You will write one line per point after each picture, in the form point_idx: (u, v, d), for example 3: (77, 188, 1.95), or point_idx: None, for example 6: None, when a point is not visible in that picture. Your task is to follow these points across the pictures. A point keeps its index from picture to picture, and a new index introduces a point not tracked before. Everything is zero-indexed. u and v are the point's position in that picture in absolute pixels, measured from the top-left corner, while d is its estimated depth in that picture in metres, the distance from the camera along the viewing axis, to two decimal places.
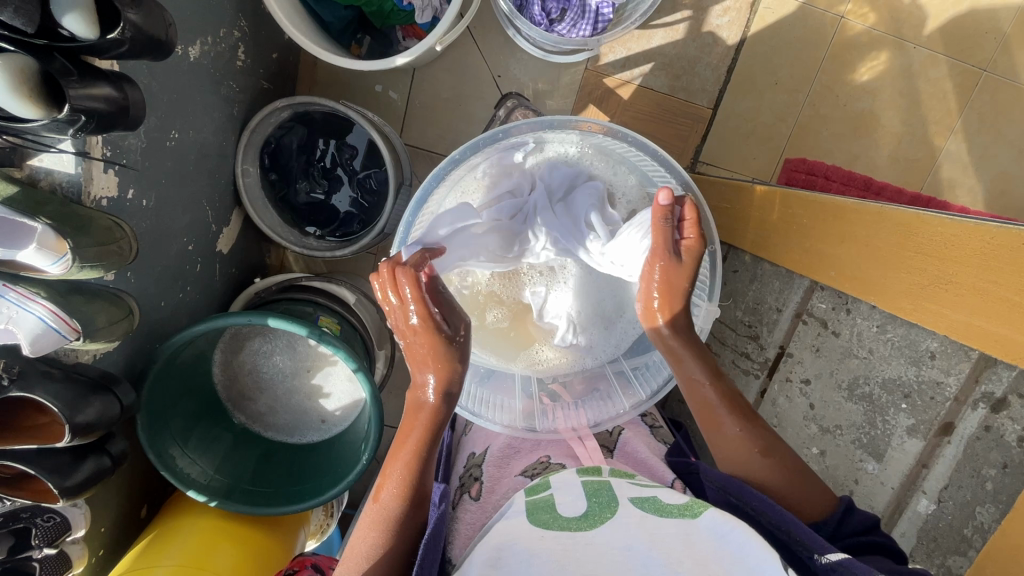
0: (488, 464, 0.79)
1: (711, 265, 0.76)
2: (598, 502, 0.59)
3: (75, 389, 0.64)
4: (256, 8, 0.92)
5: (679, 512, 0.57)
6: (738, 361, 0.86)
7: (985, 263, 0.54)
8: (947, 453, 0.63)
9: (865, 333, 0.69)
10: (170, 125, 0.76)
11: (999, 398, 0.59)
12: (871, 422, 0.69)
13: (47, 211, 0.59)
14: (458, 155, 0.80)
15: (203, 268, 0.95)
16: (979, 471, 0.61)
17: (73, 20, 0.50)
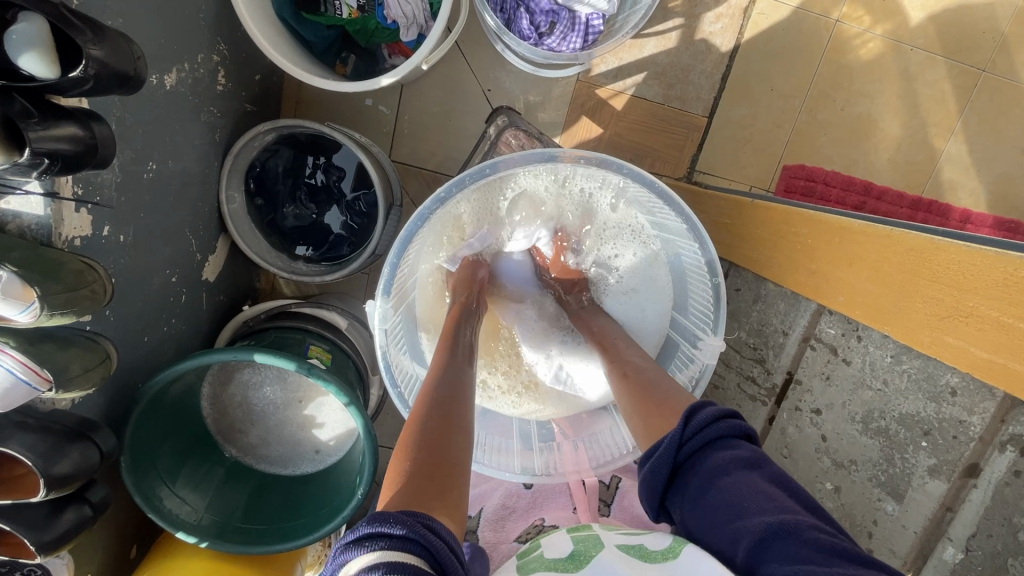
0: (483, 528, 0.79)
1: (715, 301, 0.76)
2: (585, 550, 0.60)
3: (51, 440, 0.61)
4: (236, 30, 0.89)
5: (661, 556, 0.56)
6: (744, 385, 0.83)
7: (1004, 294, 0.51)
8: (974, 497, 0.61)
9: (879, 363, 0.66)
10: (148, 157, 0.73)
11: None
12: (890, 459, 0.66)
13: (14, 256, 0.55)
14: (444, 194, 0.76)
15: (188, 299, 0.92)
16: (1011, 519, 0.58)
17: (31, 60, 0.48)
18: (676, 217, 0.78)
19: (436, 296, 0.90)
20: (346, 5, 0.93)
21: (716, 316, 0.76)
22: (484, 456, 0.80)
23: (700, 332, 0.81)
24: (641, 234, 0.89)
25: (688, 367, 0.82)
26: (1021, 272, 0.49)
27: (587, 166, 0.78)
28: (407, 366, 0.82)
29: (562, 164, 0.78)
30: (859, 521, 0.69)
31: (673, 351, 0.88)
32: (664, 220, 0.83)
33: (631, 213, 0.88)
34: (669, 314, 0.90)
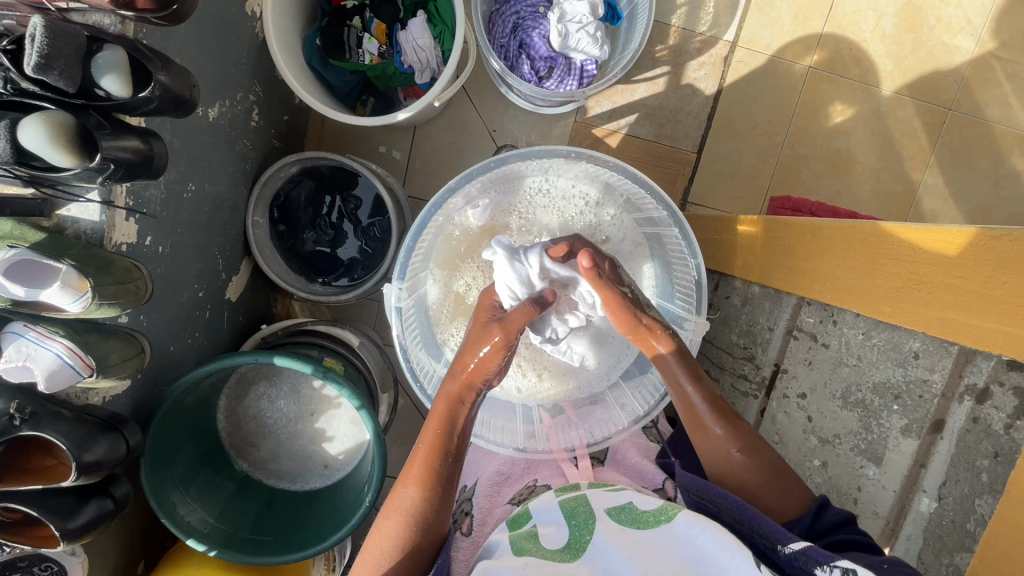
0: (478, 496, 0.76)
1: (698, 280, 0.84)
2: (578, 525, 0.58)
3: (84, 428, 0.66)
4: (271, 75, 1.01)
5: (654, 519, 0.57)
6: (738, 383, 0.87)
7: (950, 261, 0.56)
8: (941, 449, 0.62)
9: (853, 340, 0.70)
10: (188, 178, 0.82)
11: (981, 389, 0.59)
12: (867, 427, 0.69)
13: (72, 253, 0.62)
14: (454, 185, 0.84)
15: (211, 315, 0.98)
16: (974, 463, 0.59)
17: (111, 81, 0.56)
18: (660, 208, 0.85)
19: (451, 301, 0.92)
20: (368, 53, 1.02)
21: (699, 297, 0.84)
22: (483, 431, 0.82)
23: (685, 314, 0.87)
24: (626, 227, 0.92)
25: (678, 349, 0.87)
26: (963, 239, 0.55)
27: (581, 163, 0.86)
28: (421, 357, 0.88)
29: (558, 159, 0.86)
30: (845, 492, 0.71)
31: None
32: (648, 213, 0.89)
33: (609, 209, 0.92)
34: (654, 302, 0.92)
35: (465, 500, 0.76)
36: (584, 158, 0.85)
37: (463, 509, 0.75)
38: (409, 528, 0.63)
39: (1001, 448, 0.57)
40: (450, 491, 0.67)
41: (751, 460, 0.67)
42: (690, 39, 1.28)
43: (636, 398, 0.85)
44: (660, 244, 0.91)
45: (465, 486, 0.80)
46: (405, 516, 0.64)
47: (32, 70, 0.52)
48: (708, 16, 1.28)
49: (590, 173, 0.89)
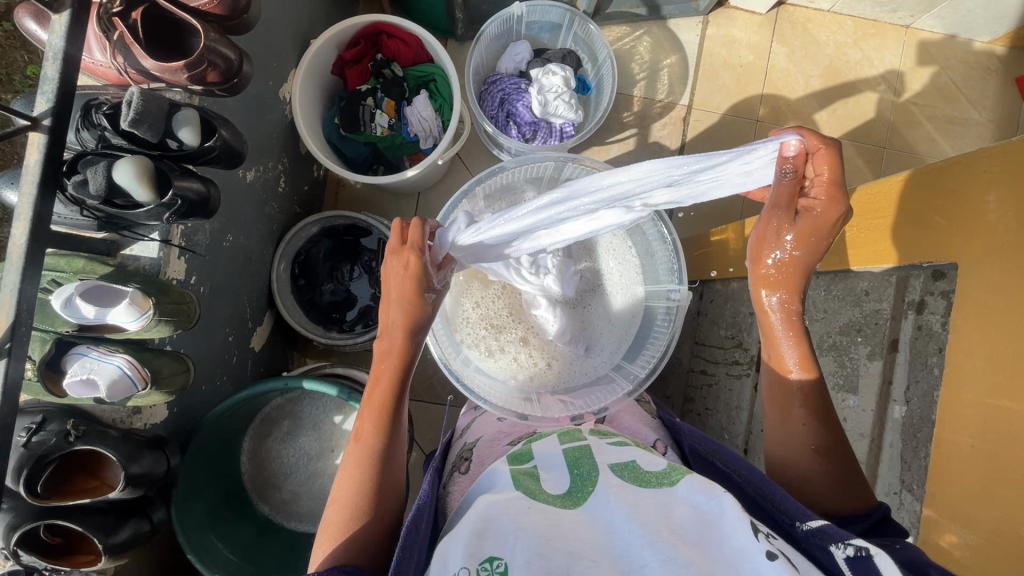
0: (479, 445, 0.73)
1: (676, 252, 0.85)
2: (580, 474, 0.60)
3: (131, 444, 0.72)
4: (296, 150, 1.17)
5: (657, 480, 0.58)
6: (731, 370, 0.86)
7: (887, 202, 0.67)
8: (901, 360, 0.65)
9: (817, 298, 0.79)
10: (227, 230, 0.94)
11: (919, 300, 0.63)
12: (842, 364, 0.73)
13: (136, 280, 0.72)
14: (467, 188, 0.94)
15: (237, 360, 1.05)
16: (926, 362, 0.61)
17: (187, 132, 0.70)
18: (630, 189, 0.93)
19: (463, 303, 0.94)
20: (380, 125, 1.18)
21: (679, 265, 0.85)
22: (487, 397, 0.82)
23: (671, 283, 0.87)
24: None
25: (665, 320, 0.88)
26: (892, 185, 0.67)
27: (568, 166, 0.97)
28: (457, 363, 0.86)
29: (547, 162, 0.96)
30: None
31: (647, 314, 0.92)
32: None
33: None
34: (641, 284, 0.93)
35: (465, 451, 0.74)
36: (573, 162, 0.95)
37: (463, 455, 0.74)
38: (369, 475, 0.61)
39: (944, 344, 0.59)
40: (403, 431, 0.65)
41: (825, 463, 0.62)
42: (652, 106, 1.50)
43: (634, 365, 0.88)
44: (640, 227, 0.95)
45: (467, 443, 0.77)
46: (362, 464, 0.61)
47: (128, 123, 0.65)
48: (664, 86, 1.50)
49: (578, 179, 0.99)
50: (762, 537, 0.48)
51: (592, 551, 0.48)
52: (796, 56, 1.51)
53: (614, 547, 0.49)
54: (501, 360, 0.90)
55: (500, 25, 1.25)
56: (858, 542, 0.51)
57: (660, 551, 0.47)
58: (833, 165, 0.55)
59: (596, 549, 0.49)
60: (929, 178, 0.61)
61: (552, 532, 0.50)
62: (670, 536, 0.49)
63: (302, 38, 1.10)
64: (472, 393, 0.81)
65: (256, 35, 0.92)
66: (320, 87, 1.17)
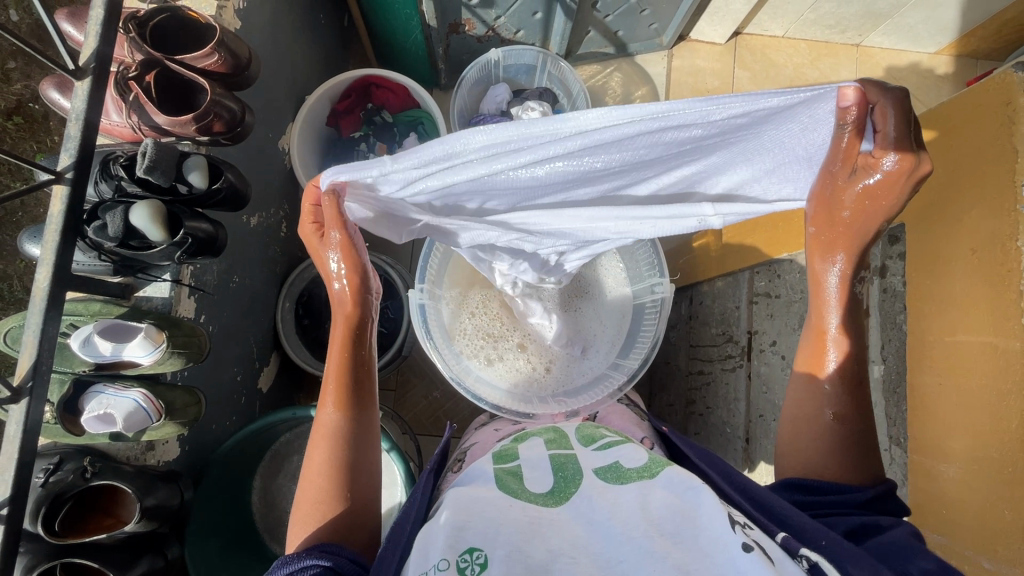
0: (473, 447, 0.81)
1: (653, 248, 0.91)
2: (564, 477, 0.61)
3: (146, 478, 0.73)
4: (296, 197, 1.24)
5: (639, 475, 0.59)
6: (725, 363, 0.88)
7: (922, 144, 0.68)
8: (873, 323, 0.71)
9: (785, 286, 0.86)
10: (234, 271, 0.99)
11: (881, 266, 0.72)
12: None
13: (150, 317, 0.76)
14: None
15: (245, 400, 1.07)
16: (896, 322, 0.68)
17: (195, 175, 0.76)
18: None
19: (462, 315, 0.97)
20: None
21: (659, 261, 0.91)
22: (490, 399, 0.86)
23: (654, 278, 0.92)
24: None
25: (651, 314, 0.92)
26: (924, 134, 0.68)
27: None
28: (460, 373, 0.89)
29: None
30: None
31: (637, 311, 0.95)
32: None
33: None
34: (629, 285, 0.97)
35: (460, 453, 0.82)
36: None
37: (459, 458, 0.82)
38: (339, 449, 0.63)
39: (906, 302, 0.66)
40: (370, 406, 0.67)
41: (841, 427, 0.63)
42: None
43: (627, 359, 0.91)
44: None
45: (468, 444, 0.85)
46: (330, 440, 0.63)
47: (142, 171, 0.71)
48: None
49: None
50: (738, 528, 0.48)
51: (570, 546, 0.49)
52: (759, 79, 1.62)
53: (591, 541, 0.49)
54: (502, 369, 0.93)
55: (478, 71, 1.35)
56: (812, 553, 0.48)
57: (636, 545, 0.47)
58: (901, 108, 0.50)
59: (574, 545, 0.49)
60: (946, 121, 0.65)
61: (532, 529, 0.51)
62: (647, 528, 0.49)
63: (298, 95, 1.19)
64: (471, 393, 0.86)
65: (256, 93, 1.01)
66: (316, 138, 1.26)
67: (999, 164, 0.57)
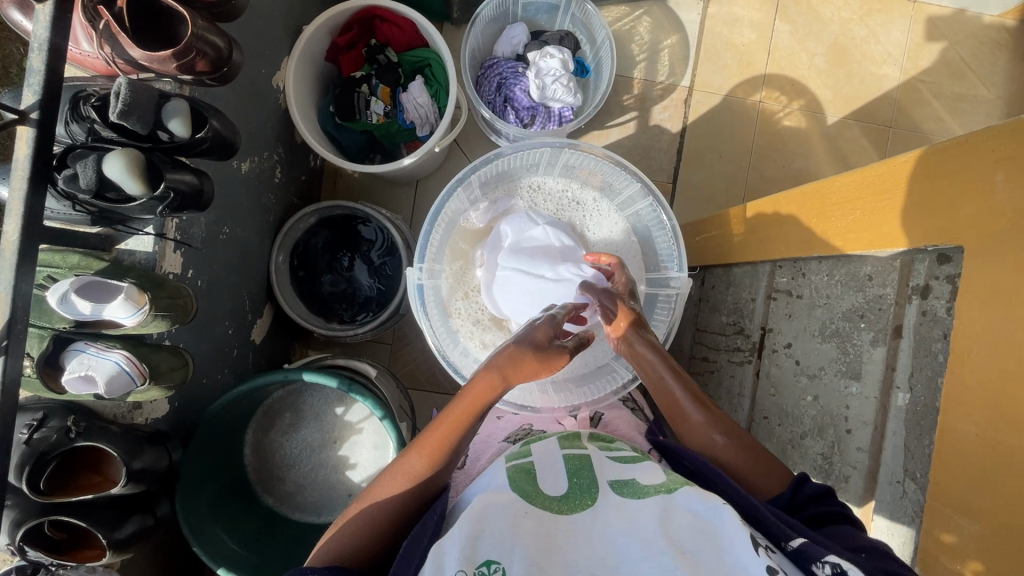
0: (474, 441, 0.79)
1: (675, 240, 0.87)
2: (580, 485, 0.59)
3: (132, 439, 0.72)
4: (291, 139, 1.15)
5: (656, 491, 0.57)
6: (733, 356, 0.87)
7: (852, 198, 0.64)
8: (904, 349, 0.59)
9: (820, 284, 0.71)
10: (224, 221, 0.93)
11: (922, 286, 0.57)
12: (844, 351, 0.66)
13: (132, 275, 0.71)
14: (461, 176, 0.89)
15: (237, 352, 1.04)
16: (931, 348, 0.56)
17: (176, 123, 0.68)
18: (631, 180, 0.91)
19: (460, 291, 0.95)
20: (375, 113, 1.15)
21: (678, 255, 0.88)
22: None
23: (671, 271, 0.90)
24: (611, 210, 0.96)
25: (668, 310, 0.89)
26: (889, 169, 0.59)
27: (574, 153, 0.91)
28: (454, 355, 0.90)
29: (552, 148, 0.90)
30: None
31: (653, 301, 0.93)
32: (627, 191, 0.94)
33: (593, 195, 0.97)
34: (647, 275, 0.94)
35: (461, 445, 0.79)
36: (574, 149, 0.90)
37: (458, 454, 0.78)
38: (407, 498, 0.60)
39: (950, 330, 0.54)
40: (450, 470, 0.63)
41: (734, 442, 0.66)
42: (652, 88, 1.47)
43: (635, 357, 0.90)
44: (643, 221, 0.94)
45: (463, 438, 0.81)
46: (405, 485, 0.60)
47: (117, 116, 0.64)
48: (664, 67, 1.47)
49: (576, 166, 0.94)
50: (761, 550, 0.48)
51: (590, 562, 0.48)
52: (800, 34, 1.48)
53: (609, 558, 0.49)
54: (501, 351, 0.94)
55: (495, 8, 1.23)
56: (834, 558, 0.48)
57: (657, 565, 0.47)
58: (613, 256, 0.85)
59: (595, 562, 0.48)
60: (872, 179, 0.61)
61: (547, 543, 0.50)
62: (670, 547, 0.48)
63: (294, 25, 1.08)
64: None
65: (246, 22, 0.90)
66: (314, 74, 1.15)
67: (988, 224, 0.49)
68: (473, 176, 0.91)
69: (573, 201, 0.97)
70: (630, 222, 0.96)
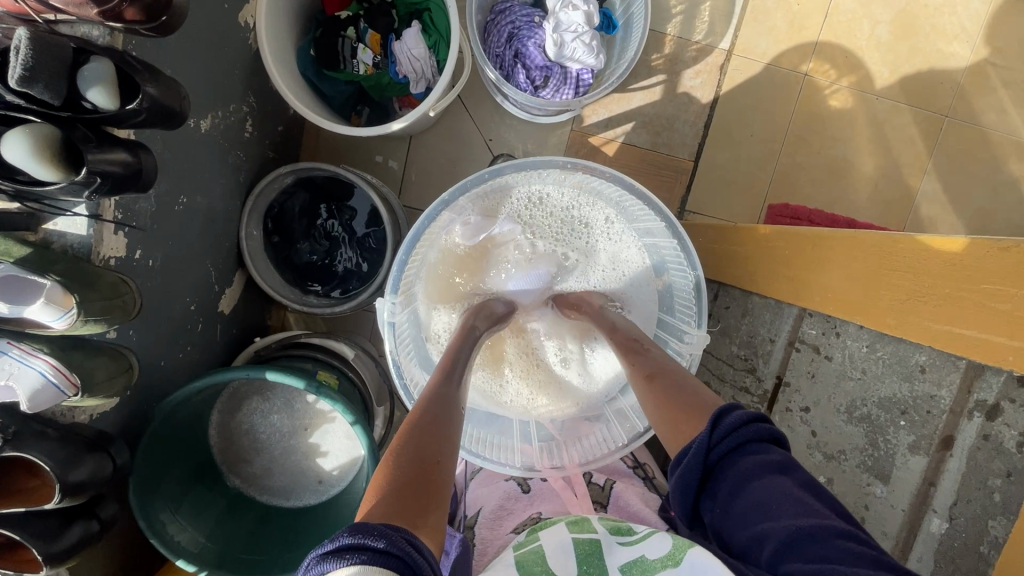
0: (481, 525, 0.83)
1: (699, 294, 0.84)
2: (589, 574, 0.65)
3: (69, 448, 0.64)
4: (265, 85, 0.99)
5: (664, 563, 0.61)
6: (738, 395, 0.88)
7: (908, 274, 0.62)
8: (952, 467, 0.63)
9: (856, 353, 0.71)
10: (180, 190, 0.81)
11: (991, 404, 0.59)
12: (873, 442, 0.70)
13: (57, 268, 0.61)
14: (448, 198, 0.84)
15: (203, 328, 0.96)
16: (986, 482, 0.60)
17: (97, 93, 0.55)
18: (656, 218, 0.86)
19: (457, 317, 0.95)
20: (362, 62, 1.01)
21: (699, 309, 0.85)
22: (486, 451, 0.87)
23: (686, 327, 0.88)
24: (626, 239, 0.94)
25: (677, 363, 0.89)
26: (964, 253, 0.57)
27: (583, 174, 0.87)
28: None
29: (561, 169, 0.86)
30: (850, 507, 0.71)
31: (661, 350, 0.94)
32: (646, 225, 0.91)
33: (602, 215, 0.94)
34: (658, 317, 0.95)
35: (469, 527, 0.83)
36: (582, 169, 0.86)
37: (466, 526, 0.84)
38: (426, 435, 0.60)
39: (1015, 468, 0.58)
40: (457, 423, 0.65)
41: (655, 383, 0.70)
42: (686, 48, 1.28)
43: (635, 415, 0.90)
44: (661, 256, 0.92)
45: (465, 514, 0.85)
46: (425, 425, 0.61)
47: (16, 82, 0.50)
48: (703, 24, 1.27)
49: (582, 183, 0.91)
50: None
51: None
52: None
53: None
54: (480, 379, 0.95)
55: None
56: None
57: None
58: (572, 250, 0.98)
59: None
60: (935, 263, 0.59)
61: None
62: None
63: None
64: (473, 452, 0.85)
65: None
66: (293, 8, 0.98)
67: None
68: (462, 199, 0.88)
69: (579, 221, 0.94)
70: (648, 257, 0.95)
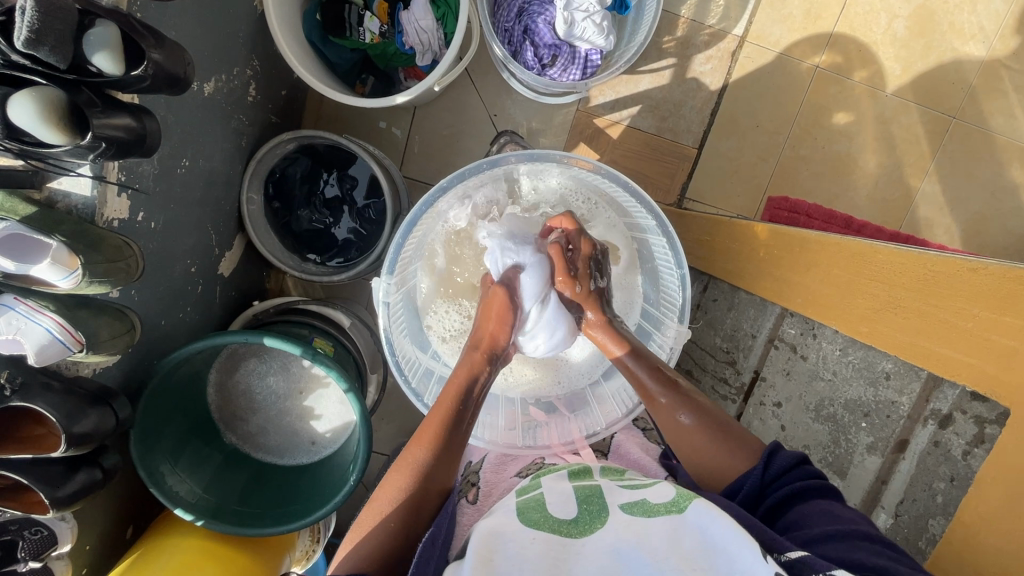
0: (485, 471, 0.86)
1: (681, 287, 0.87)
2: (589, 510, 0.60)
3: (74, 401, 0.67)
4: (269, 49, 0.98)
5: (666, 509, 0.57)
6: (716, 386, 0.92)
7: (883, 286, 0.65)
8: (903, 468, 0.67)
9: (829, 356, 0.75)
10: (182, 153, 0.81)
11: (944, 414, 0.63)
12: (836, 441, 0.74)
13: (62, 230, 0.62)
14: (446, 184, 0.87)
15: (202, 290, 0.97)
16: (931, 484, 0.64)
17: (102, 59, 0.56)
18: (648, 215, 0.88)
19: (445, 294, 0.96)
20: (369, 31, 1.00)
21: (682, 303, 0.87)
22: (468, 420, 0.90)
23: (666, 320, 0.90)
24: (619, 233, 0.95)
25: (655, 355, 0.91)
26: (942, 269, 0.60)
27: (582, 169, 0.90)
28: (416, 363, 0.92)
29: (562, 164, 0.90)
30: None
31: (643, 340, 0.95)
32: (637, 220, 0.93)
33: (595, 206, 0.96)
34: (640, 306, 0.96)
35: (472, 473, 0.86)
36: (582, 165, 0.89)
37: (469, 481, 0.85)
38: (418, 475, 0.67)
39: (957, 473, 0.61)
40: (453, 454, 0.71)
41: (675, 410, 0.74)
42: (698, 32, 1.26)
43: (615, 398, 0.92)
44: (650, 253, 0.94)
45: (471, 460, 0.89)
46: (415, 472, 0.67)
47: (23, 44, 0.51)
48: (718, 8, 1.25)
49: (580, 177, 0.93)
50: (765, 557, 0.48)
51: None
52: None
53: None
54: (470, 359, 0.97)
55: None
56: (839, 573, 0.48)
57: None
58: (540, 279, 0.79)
59: None
60: (911, 276, 0.62)
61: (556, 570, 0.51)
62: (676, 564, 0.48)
63: None
64: None
65: None
66: None
67: None
68: (462, 185, 0.90)
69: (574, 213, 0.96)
70: (637, 253, 0.96)
